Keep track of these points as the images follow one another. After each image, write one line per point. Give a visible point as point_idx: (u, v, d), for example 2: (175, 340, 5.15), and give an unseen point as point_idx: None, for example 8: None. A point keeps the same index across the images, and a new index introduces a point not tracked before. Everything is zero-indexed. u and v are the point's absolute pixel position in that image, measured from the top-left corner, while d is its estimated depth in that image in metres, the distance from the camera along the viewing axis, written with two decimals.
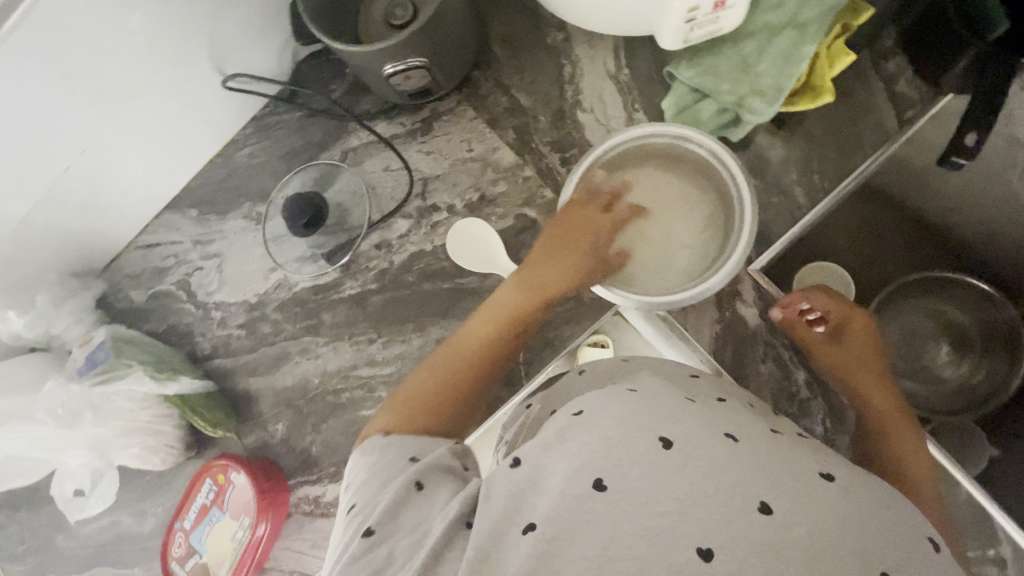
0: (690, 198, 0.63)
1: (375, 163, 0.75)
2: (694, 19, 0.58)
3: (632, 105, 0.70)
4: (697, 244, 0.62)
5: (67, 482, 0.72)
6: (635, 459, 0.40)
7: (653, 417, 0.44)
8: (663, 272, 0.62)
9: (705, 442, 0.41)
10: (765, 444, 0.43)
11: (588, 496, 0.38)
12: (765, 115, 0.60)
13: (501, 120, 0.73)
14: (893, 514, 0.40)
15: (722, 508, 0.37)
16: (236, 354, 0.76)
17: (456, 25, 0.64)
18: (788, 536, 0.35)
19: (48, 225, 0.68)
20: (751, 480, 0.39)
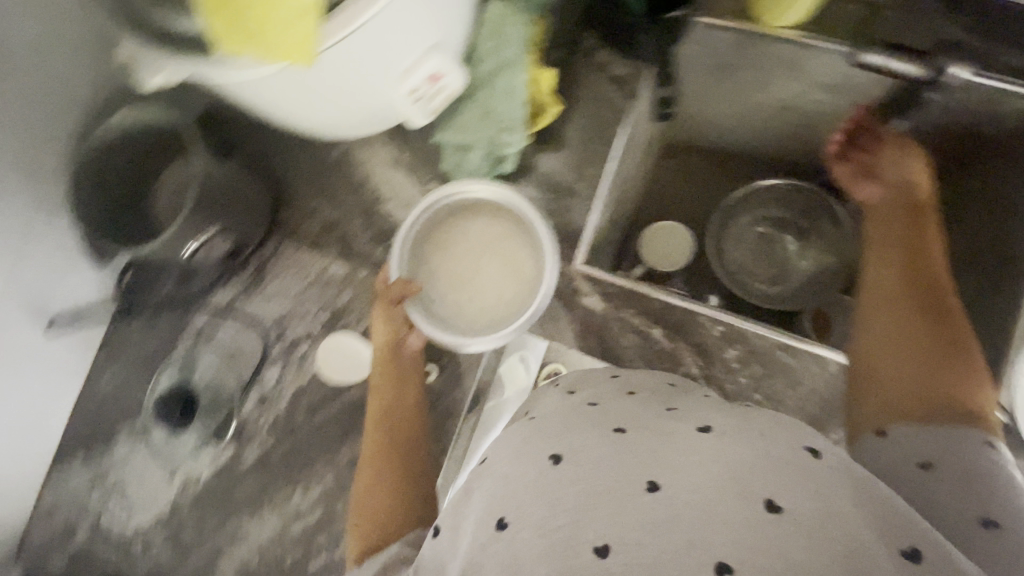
0: (496, 232, 0.70)
1: (227, 330, 0.76)
2: (421, 96, 0.67)
3: (424, 177, 0.76)
4: (523, 266, 0.69)
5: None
6: (529, 486, 0.43)
7: (544, 436, 0.47)
8: (507, 301, 0.68)
9: (591, 444, 0.45)
10: (649, 424, 0.46)
11: (493, 537, 0.41)
12: (518, 142, 0.70)
13: (322, 239, 0.76)
14: (769, 443, 0.43)
15: (614, 503, 0.40)
16: (172, 571, 0.74)
17: (232, 186, 0.70)
18: (673, 505, 0.39)
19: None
20: (637, 465, 0.42)
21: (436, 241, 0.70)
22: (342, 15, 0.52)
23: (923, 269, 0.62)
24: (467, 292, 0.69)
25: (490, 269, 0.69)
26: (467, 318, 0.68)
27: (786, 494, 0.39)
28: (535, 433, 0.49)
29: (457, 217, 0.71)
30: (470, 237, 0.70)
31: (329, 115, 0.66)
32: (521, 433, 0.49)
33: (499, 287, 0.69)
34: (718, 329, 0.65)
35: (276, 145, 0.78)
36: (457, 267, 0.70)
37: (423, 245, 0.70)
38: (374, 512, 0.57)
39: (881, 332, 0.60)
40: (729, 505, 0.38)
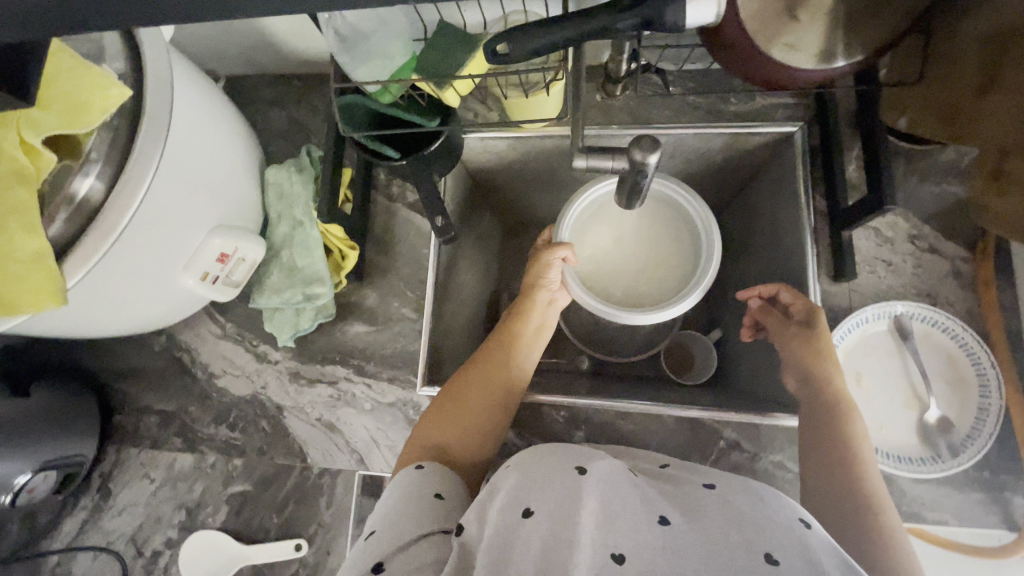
0: (652, 232, 0.74)
1: (82, 562, 0.71)
2: (216, 277, 0.68)
3: (252, 343, 0.75)
4: (674, 267, 0.72)
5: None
6: (557, 485, 0.46)
7: (571, 457, 0.52)
8: (642, 297, 0.72)
9: (614, 479, 0.48)
10: (667, 488, 0.50)
11: (519, 523, 0.43)
12: (328, 292, 0.70)
13: (163, 434, 0.73)
14: (766, 505, 0.45)
15: (630, 523, 0.43)
16: None
17: (52, 416, 0.67)
18: (679, 538, 0.41)
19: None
20: (652, 502, 0.46)
21: (595, 217, 0.74)
22: (76, 251, 0.52)
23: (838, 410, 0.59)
24: (608, 279, 0.73)
25: (653, 254, 0.74)
26: (621, 294, 0.73)
27: (784, 548, 0.40)
28: (558, 454, 0.52)
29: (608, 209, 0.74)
30: (620, 231, 0.74)
31: (137, 317, 0.66)
32: (545, 453, 0.53)
33: (643, 283, 0.73)
34: (561, 415, 0.68)
35: (102, 349, 0.76)
36: (610, 250, 0.74)
37: (595, 211, 0.74)
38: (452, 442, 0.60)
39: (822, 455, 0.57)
40: (731, 548, 0.40)
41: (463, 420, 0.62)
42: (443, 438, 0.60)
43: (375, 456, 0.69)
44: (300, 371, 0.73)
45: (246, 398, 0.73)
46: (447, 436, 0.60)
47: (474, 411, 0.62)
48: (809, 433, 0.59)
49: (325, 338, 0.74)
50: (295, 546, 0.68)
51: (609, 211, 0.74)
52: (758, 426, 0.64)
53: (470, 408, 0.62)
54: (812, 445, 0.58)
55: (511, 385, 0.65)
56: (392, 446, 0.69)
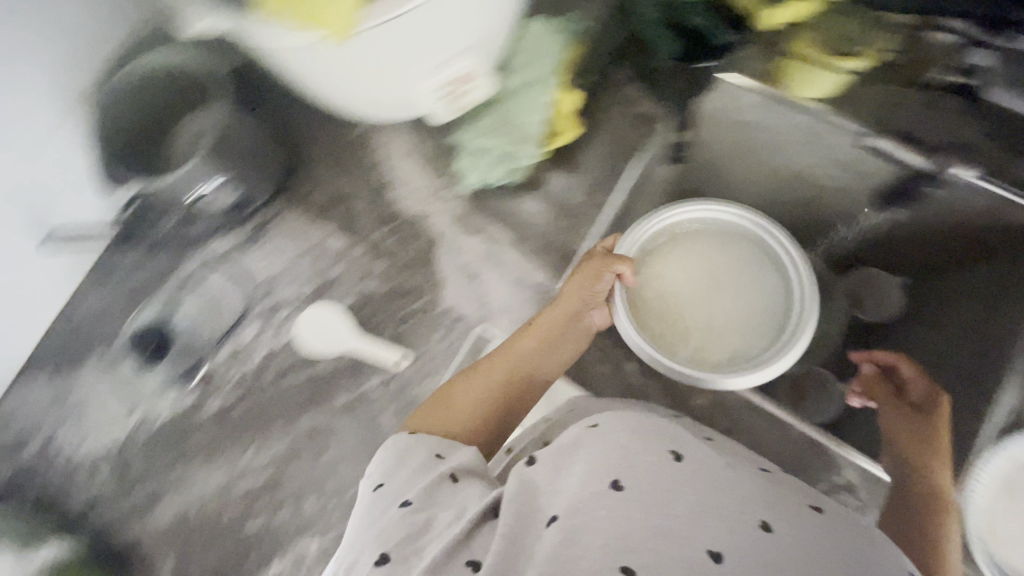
0: (734, 288, 0.67)
1: (216, 280, 0.77)
2: (449, 92, 0.68)
3: (434, 172, 0.77)
4: (752, 328, 0.65)
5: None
6: (650, 466, 0.40)
7: (660, 429, 0.44)
8: (703, 353, 0.64)
9: (713, 464, 0.41)
10: (766, 481, 0.42)
11: (602, 493, 0.38)
12: (532, 157, 0.71)
13: (326, 211, 0.77)
14: (878, 550, 0.38)
15: (730, 523, 0.36)
16: (115, 503, 0.73)
17: (251, 143, 0.71)
18: (787, 557, 0.35)
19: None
20: (756, 502, 0.38)
21: (673, 247, 0.68)
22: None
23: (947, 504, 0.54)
24: (670, 318, 0.66)
25: (730, 310, 0.66)
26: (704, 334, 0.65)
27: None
28: (651, 424, 0.44)
29: (703, 237, 0.68)
30: (699, 274, 0.67)
31: (355, 95, 0.67)
32: (636, 417, 0.45)
33: (710, 338, 0.65)
34: None
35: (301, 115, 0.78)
36: (693, 277, 0.67)
37: (676, 239, 0.68)
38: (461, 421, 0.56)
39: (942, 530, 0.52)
40: None
41: (465, 405, 0.57)
42: (443, 417, 0.56)
43: (500, 324, 0.71)
44: (467, 219, 0.75)
45: (412, 219, 0.76)
46: (448, 411, 0.56)
47: (481, 398, 0.58)
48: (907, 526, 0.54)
49: (503, 201, 0.75)
50: (397, 358, 0.71)
51: (683, 247, 0.68)
52: (876, 481, 0.62)
53: (476, 393, 0.58)
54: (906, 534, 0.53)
55: (534, 371, 0.62)
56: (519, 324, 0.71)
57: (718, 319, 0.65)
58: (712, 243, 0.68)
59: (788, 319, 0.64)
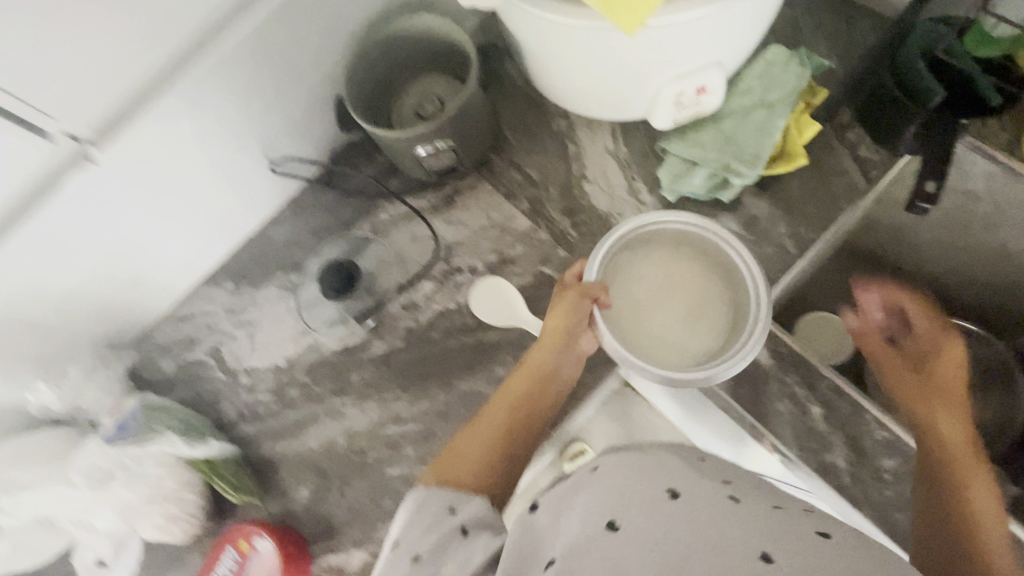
0: (693, 287, 0.66)
1: (402, 234, 0.82)
2: (681, 102, 0.68)
3: (631, 176, 0.77)
4: (707, 324, 0.65)
5: (90, 552, 0.69)
6: (646, 509, 0.38)
7: (658, 468, 0.42)
8: (682, 350, 0.64)
9: (713, 499, 0.38)
10: (779, 508, 0.39)
11: (601, 534, 0.38)
12: (750, 177, 0.69)
13: (518, 193, 0.80)
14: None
15: (724, 560, 0.34)
16: (262, 419, 0.77)
17: (478, 117, 0.74)
18: None
19: (69, 298, 0.69)
20: (755, 532, 0.36)
21: (632, 254, 0.68)
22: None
23: (962, 467, 0.54)
24: (652, 320, 0.65)
25: (692, 312, 0.66)
26: (692, 339, 0.64)
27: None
28: (659, 460, 0.43)
29: (649, 243, 0.68)
30: (654, 281, 0.67)
31: (589, 85, 0.68)
32: (637, 453, 0.44)
33: (684, 336, 0.64)
34: (881, 434, 0.62)
35: (512, 96, 0.82)
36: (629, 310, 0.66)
37: (637, 249, 0.68)
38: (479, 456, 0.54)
39: (973, 492, 0.53)
40: None
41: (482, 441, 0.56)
42: (454, 469, 0.53)
43: None
44: None
45: (601, 213, 0.77)
46: (468, 453, 0.55)
47: (486, 437, 0.57)
48: (925, 503, 0.55)
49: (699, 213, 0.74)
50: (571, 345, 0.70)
51: (641, 256, 0.68)
52: None
53: (480, 438, 0.56)
54: (931, 513, 0.53)
55: (535, 402, 0.62)
56: None
57: (696, 321, 0.65)
58: (655, 258, 0.67)
59: (745, 316, 0.64)
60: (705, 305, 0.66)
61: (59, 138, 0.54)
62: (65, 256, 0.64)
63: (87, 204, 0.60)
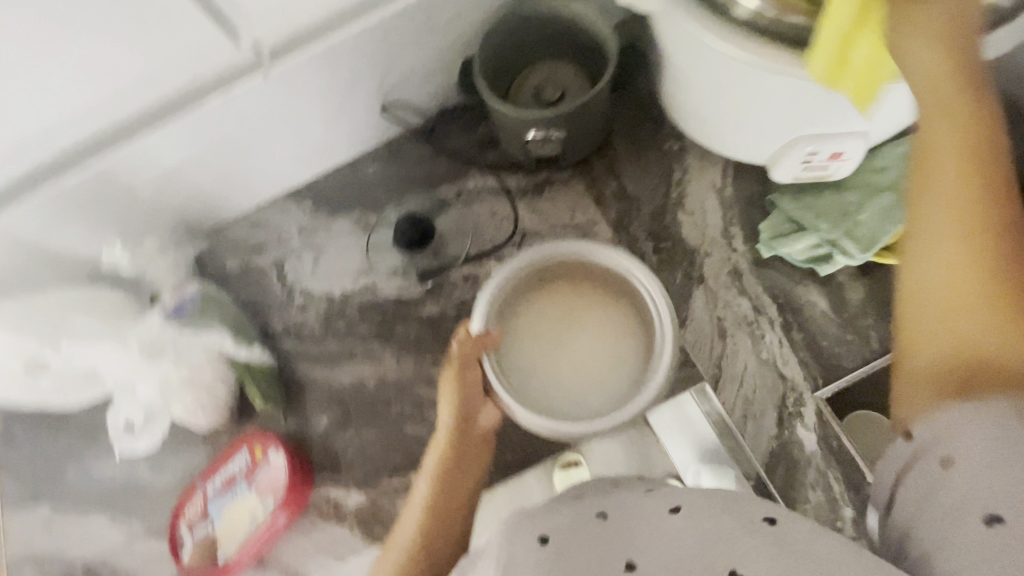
0: (598, 323, 0.66)
1: (483, 207, 0.82)
2: (809, 162, 0.66)
3: (730, 219, 0.74)
4: (613, 349, 0.65)
5: (120, 414, 0.73)
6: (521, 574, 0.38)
7: (523, 519, 0.41)
8: (596, 394, 0.64)
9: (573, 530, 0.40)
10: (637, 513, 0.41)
11: None
12: (857, 258, 0.66)
13: (609, 200, 0.78)
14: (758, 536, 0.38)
15: None
16: (305, 341, 0.79)
17: (597, 116, 0.72)
18: None
19: (168, 176, 0.73)
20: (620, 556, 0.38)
21: (525, 299, 0.67)
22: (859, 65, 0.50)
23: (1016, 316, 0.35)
24: (558, 365, 0.65)
25: (595, 353, 0.65)
26: (600, 365, 0.65)
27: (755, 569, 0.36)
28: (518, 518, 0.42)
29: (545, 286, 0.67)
30: (550, 324, 0.66)
31: (722, 119, 0.66)
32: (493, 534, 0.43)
33: (594, 377, 0.64)
34: None
35: (633, 104, 0.80)
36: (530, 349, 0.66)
37: (528, 295, 0.67)
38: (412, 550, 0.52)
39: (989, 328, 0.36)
40: None
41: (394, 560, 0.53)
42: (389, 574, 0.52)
43: (726, 390, 0.68)
44: (743, 276, 0.71)
45: (688, 247, 0.74)
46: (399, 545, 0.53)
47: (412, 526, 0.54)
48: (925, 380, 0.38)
49: (790, 278, 0.70)
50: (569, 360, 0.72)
51: (534, 300, 0.67)
52: None
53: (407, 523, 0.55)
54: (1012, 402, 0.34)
55: (452, 487, 0.57)
56: (746, 401, 0.67)
57: (603, 346, 0.65)
58: (549, 300, 0.67)
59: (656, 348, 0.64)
60: (611, 327, 0.66)
61: (247, 44, 0.61)
62: (196, 139, 0.69)
63: (233, 106, 0.66)
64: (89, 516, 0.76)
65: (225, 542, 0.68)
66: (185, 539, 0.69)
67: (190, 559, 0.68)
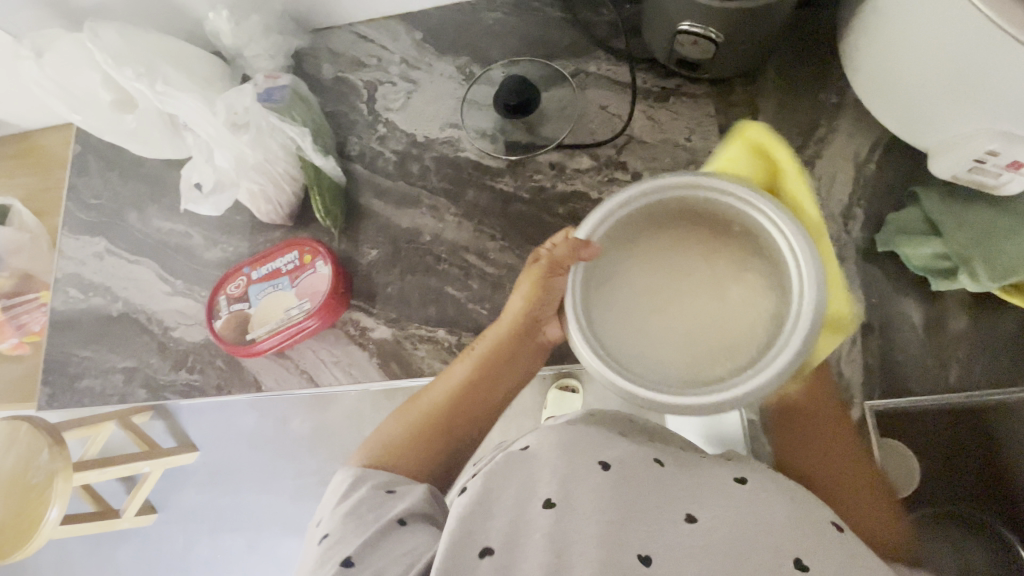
0: (715, 291, 0.47)
1: (597, 97, 0.75)
2: (983, 162, 0.56)
3: (857, 198, 0.66)
4: (730, 332, 0.46)
5: (194, 173, 0.73)
6: (585, 487, 0.42)
7: (590, 440, 0.47)
8: (699, 376, 0.46)
9: (638, 466, 0.45)
10: (690, 469, 0.46)
11: (538, 513, 0.41)
12: (979, 285, 0.59)
13: (734, 134, 0.70)
14: (801, 506, 0.43)
15: (655, 522, 0.41)
16: (376, 172, 0.78)
17: (765, 32, 0.62)
18: (711, 535, 0.40)
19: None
20: (679, 496, 0.43)
21: (634, 227, 0.50)
22: None
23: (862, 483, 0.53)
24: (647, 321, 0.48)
25: (698, 330, 0.47)
26: (699, 351, 0.47)
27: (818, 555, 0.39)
28: (583, 436, 0.47)
29: (663, 219, 0.49)
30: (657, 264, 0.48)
31: (910, 78, 0.57)
32: (561, 433, 0.48)
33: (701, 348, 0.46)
34: None
35: (800, 38, 0.70)
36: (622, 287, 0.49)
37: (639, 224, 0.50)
38: (426, 424, 0.56)
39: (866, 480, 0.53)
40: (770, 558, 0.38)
41: (419, 417, 0.57)
42: (398, 438, 0.56)
43: None
44: (844, 261, 0.65)
45: None
46: (418, 412, 0.57)
47: (436, 400, 0.58)
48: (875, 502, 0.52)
49: (893, 280, 0.64)
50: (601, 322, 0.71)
51: (642, 235, 0.49)
52: None
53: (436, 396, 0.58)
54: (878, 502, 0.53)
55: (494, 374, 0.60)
56: None
57: (715, 325, 0.47)
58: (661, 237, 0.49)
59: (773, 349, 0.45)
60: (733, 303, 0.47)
61: None
62: None
63: None
64: (138, 263, 0.80)
65: (253, 327, 0.71)
66: (221, 311, 0.73)
67: (222, 327, 0.72)
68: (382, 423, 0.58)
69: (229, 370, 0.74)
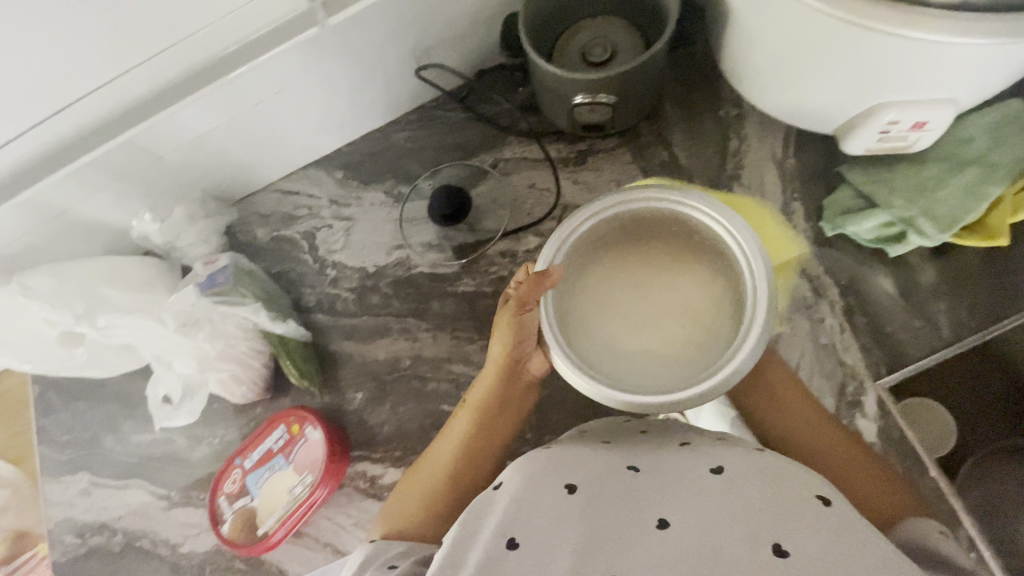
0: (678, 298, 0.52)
1: (522, 178, 0.77)
2: (887, 131, 0.60)
3: (790, 193, 0.69)
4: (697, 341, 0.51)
5: (161, 387, 0.72)
6: (544, 521, 0.42)
7: (557, 466, 0.48)
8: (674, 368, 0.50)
9: (606, 483, 0.46)
10: (665, 468, 0.47)
11: (501, 554, 0.41)
12: (933, 239, 0.60)
13: (658, 172, 0.73)
14: (783, 486, 0.43)
15: (626, 534, 0.41)
16: (337, 315, 0.77)
17: (650, 79, 0.67)
18: (681, 541, 0.39)
19: (195, 146, 0.72)
20: (653, 501, 0.43)
21: (590, 253, 0.54)
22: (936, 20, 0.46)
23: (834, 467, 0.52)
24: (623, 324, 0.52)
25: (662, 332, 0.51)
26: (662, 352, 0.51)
27: (795, 536, 0.38)
28: (552, 465, 0.48)
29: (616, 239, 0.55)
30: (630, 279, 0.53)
31: (786, 82, 0.61)
32: (530, 466, 0.48)
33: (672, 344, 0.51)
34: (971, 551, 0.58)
35: (685, 69, 0.75)
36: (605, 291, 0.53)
37: (590, 245, 0.55)
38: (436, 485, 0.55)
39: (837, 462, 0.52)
40: (742, 557, 0.37)
41: (427, 483, 0.56)
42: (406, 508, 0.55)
43: None
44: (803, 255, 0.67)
45: None
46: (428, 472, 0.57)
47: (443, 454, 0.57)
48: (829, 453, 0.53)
49: (854, 257, 0.66)
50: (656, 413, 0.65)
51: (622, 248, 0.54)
52: None
53: (442, 453, 0.58)
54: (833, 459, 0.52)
55: (494, 419, 0.59)
56: None
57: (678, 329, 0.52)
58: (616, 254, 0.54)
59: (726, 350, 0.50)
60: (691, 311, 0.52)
61: None
62: (218, 100, 0.65)
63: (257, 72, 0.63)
64: (126, 487, 0.77)
65: (262, 520, 0.68)
66: (224, 513, 0.69)
67: (230, 532, 0.68)
68: (385, 501, 0.57)
69: (250, 569, 0.70)
